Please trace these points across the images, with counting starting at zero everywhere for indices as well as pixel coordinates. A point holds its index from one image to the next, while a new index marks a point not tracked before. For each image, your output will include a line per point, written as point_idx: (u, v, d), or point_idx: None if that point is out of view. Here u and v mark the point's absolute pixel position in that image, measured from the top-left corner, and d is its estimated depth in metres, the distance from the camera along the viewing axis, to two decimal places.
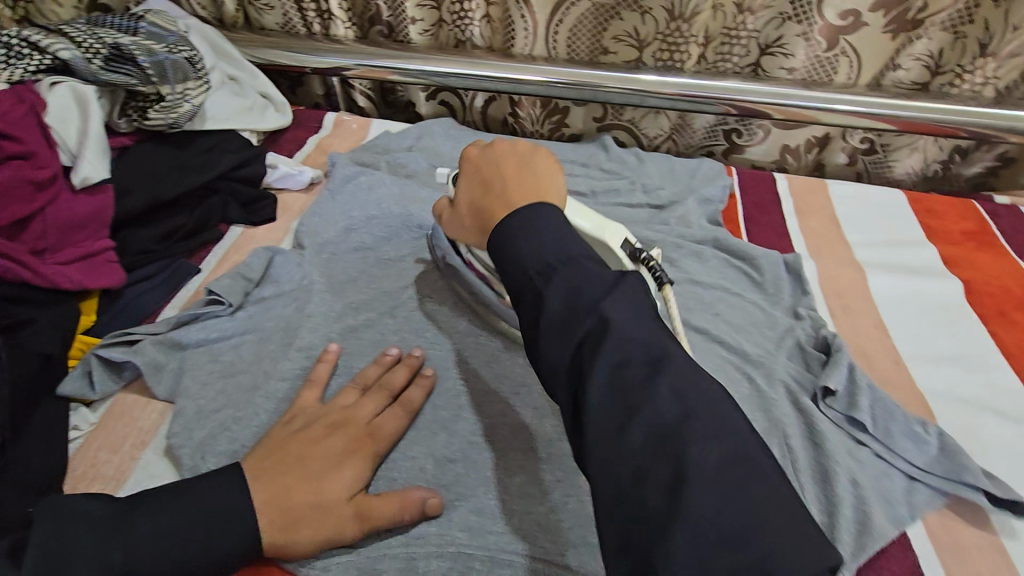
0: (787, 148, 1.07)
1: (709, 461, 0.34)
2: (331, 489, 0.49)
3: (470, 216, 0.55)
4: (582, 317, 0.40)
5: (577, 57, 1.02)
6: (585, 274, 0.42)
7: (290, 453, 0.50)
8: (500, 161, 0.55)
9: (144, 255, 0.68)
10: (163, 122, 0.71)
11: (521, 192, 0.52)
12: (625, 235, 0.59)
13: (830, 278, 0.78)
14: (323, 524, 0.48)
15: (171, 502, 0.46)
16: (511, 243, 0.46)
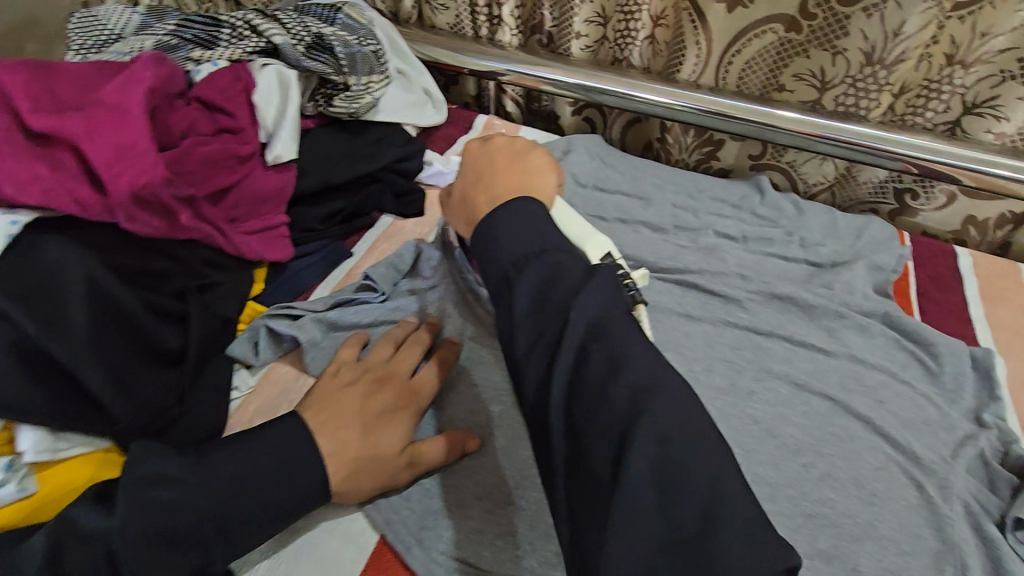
0: (971, 219, 0.94)
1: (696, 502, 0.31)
2: (386, 442, 0.49)
3: (456, 202, 0.53)
4: (604, 375, 0.36)
5: (746, 91, 0.95)
6: (602, 323, 0.38)
7: (343, 404, 0.50)
8: (495, 155, 0.53)
9: (309, 233, 0.72)
10: (345, 111, 0.75)
11: (509, 185, 0.51)
12: (609, 249, 0.49)
13: (1022, 384, 0.67)
14: (378, 477, 0.49)
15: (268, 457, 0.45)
16: (490, 233, 0.44)
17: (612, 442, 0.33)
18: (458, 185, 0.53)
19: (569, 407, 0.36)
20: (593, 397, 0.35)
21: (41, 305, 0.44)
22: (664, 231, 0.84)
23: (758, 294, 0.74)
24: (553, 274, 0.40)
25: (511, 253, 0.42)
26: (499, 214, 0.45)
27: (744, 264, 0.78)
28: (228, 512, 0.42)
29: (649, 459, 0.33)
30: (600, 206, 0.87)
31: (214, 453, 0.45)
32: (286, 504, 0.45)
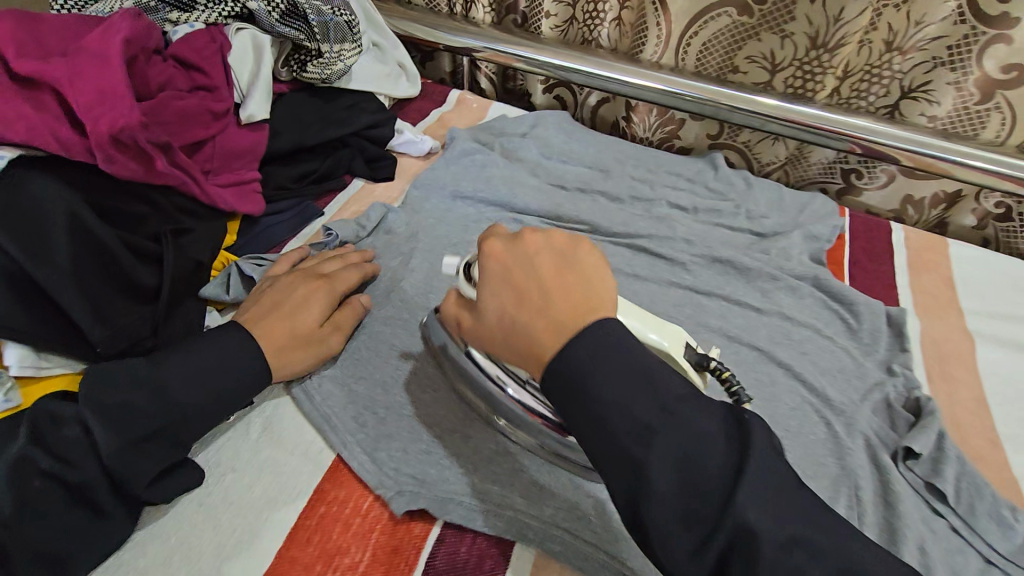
0: (910, 199, 1.01)
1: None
2: (304, 319, 0.58)
3: (502, 326, 0.46)
4: (711, 496, 0.36)
5: (705, 72, 1.01)
6: (692, 435, 0.37)
7: (264, 300, 0.58)
8: (536, 260, 0.46)
9: (280, 192, 0.76)
10: (317, 76, 0.80)
11: (569, 306, 0.43)
12: (688, 339, 0.53)
13: (934, 341, 0.74)
14: (307, 348, 0.57)
15: (221, 358, 0.51)
16: (583, 371, 0.40)
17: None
18: (495, 305, 0.46)
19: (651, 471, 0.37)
20: (714, 531, 0.35)
21: (21, 231, 0.48)
22: (619, 201, 0.89)
23: (701, 258, 0.80)
24: (633, 380, 0.39)
25: (586, 368, 0.40)
26: (575, 350, 0.40)
27: (691, 231, 0.84)
28: (183, 401, 0.48)
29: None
30: (562, 176, 0.92)
31: (171, 355, 0.50)
32: (236, 390, 0.51)
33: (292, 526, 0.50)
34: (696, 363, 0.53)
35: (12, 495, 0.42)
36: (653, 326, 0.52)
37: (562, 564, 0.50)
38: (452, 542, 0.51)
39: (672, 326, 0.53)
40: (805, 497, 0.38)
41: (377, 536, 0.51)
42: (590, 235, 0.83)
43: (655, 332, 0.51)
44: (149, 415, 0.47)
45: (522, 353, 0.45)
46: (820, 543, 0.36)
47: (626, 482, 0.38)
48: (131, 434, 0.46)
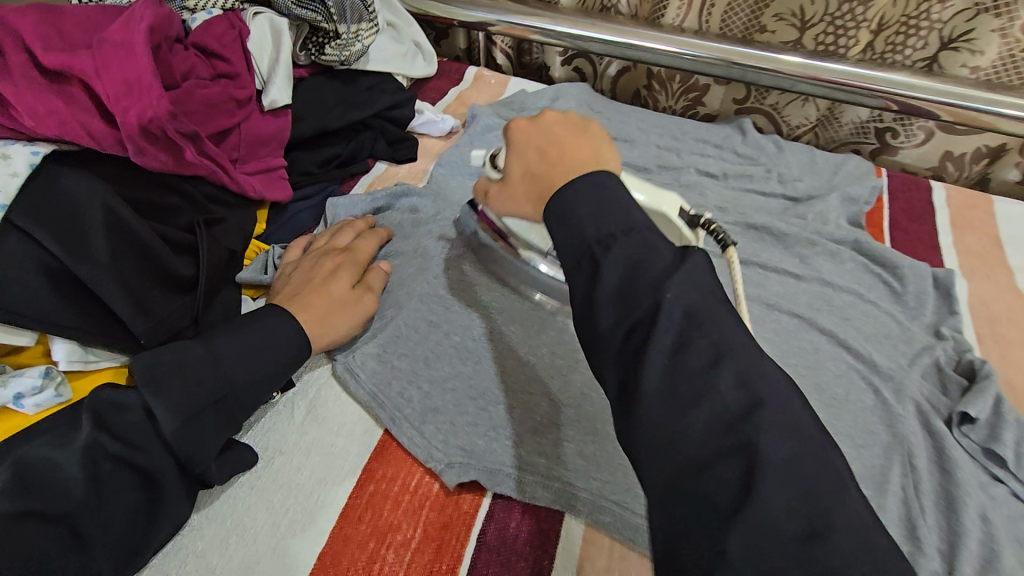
0: (949, 155, 0.97)
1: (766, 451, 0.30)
2: (337, 290, 0.59)
3: (522, 180, 0.48)
4: (652, 297, 0.35)
5: (730, 33, 0.97)
6: (649, 250, 0.37)
7: (297, 283, 0.59)
8: (556, 133, 0.48)
9: (305, 177, 0.76)
10: (336, 59, 0.78)
11: (580, 160, 0.45)
12: (680, 203, 0.56)
13: (982, 301, 0.72)
14: (346, 313, 0.58)
15: (268, 337, 0.52)
16: (569, 210, 0.40)
17: (661, 366, 0.33)
18: (518, 163, 0.49)
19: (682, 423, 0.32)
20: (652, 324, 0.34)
21: (60, 229, 0.48)
22: (647, 170, 0.87)
23: (735, 225, 0.78)
24: (609, 211, 0.39)
25: (572, 208, 0.40)
26: (570, 192, 0.41)
27: (723, 198, 0.82)
28: (237, 380, 0.50)
29: (706, 385, 0.32)
30: None
31: (216, 336, 0.51)
32: (280, 372, 0.52)
33: (344, 505, 0.51)
34: (688, 223, 0.56)
35: (84, 475, 0.43)
36: (646, 191, 0.54)
37: (611, 536, 0.50)
38: (500, 518, 0.51)
39: (669, 195, 0.55)
40: (804, 416, 0.32)
41: (427, 513, 0.51)
42: None
43: (647, 196, 0.54)
44: (207, 395, 0.48)
45: (536, 200, 0.47)
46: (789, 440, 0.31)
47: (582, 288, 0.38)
48: (191, 414, 0.47)
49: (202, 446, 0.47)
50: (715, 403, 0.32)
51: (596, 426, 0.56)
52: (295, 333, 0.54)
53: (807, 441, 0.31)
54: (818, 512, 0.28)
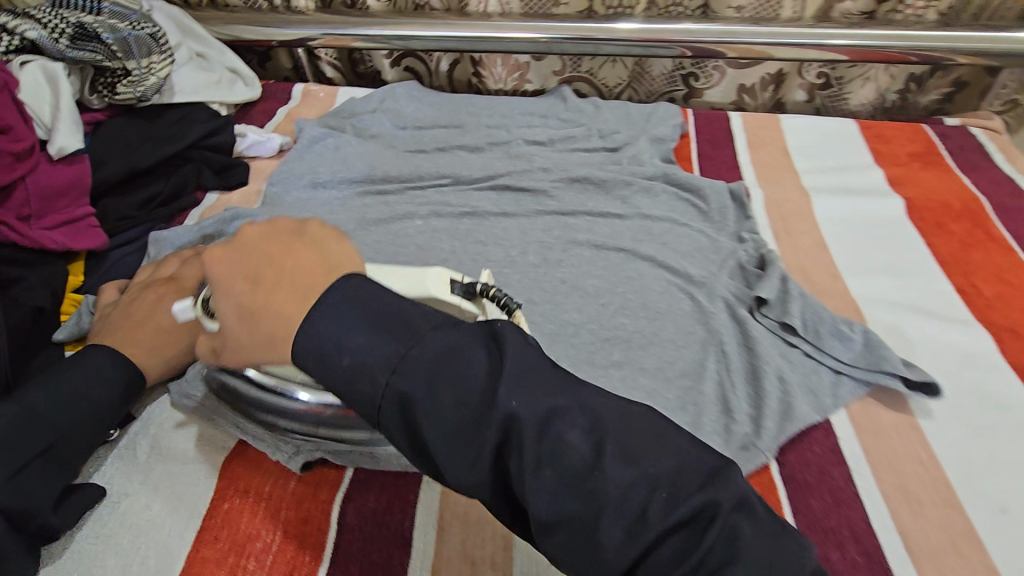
0: (743, 88, 1.10)
1: (576, 437, 0.34)
2: (157, 317, 0.58)
3: (245, 329, 0.41)
4: (486, 415, 0.34)
5: (531, 11, 1.04)
6: (451, 351, 0.36)
7: (117, 317, 0.59)
8: (264, 247, 0.42)
9: (124, 222, 0.74)
10: (132, 96, 0.76)
11: (310, 279, 0.40)
12: (450, 273, 0.49)
13: (776, 204, 0.82)
14: (167, 334, 0.58)
15: (88, 370, 0.52)
16: (333, 338, 0.37)
17: (525, 467, 0.33)
18: (225, 313, 0.41)
19: (505, 461, 0.34)
20: (496, 442, 0.33)
21: None
22: (479, 150, 0.91)
23: (561, 181, 0.84)
24: (389, 328, 0.37)
25: (342, 334, 0.37)
26: (321, 321, 0.38)
27: (549, 161, 0.88)
28: (61, 423, 0.49)
29: (567, 453, 0.33)
30: (419, 142, 0.93)
31: (31, 386, 0.50)
32: (110, 405, 0.53)
33: (197, 530, 0.50)
34: (466, 293, 0.49)
35: None
36: (404, 279, 0.48)
37: None
38: (358, 496, 0.52)
39: (432, 269, 0.48)
40: (656, 417, 0.37)
41: (285, 513, 0.51)
42: (453, 187, 0.84)
43: (403, 285, 0.47)
44: (28, 443, 0.47)
45: (265, 345, 0.40)
46: (594, 416, 0.35)
47: (404, 423, 0.36)
48: (11, 464, 0.46)
49: (31, 490, 0.46)
50: (580, 474, 0.33)
51: None
52: (119, 367, 0.54)
53: (597, 411, 0.35)
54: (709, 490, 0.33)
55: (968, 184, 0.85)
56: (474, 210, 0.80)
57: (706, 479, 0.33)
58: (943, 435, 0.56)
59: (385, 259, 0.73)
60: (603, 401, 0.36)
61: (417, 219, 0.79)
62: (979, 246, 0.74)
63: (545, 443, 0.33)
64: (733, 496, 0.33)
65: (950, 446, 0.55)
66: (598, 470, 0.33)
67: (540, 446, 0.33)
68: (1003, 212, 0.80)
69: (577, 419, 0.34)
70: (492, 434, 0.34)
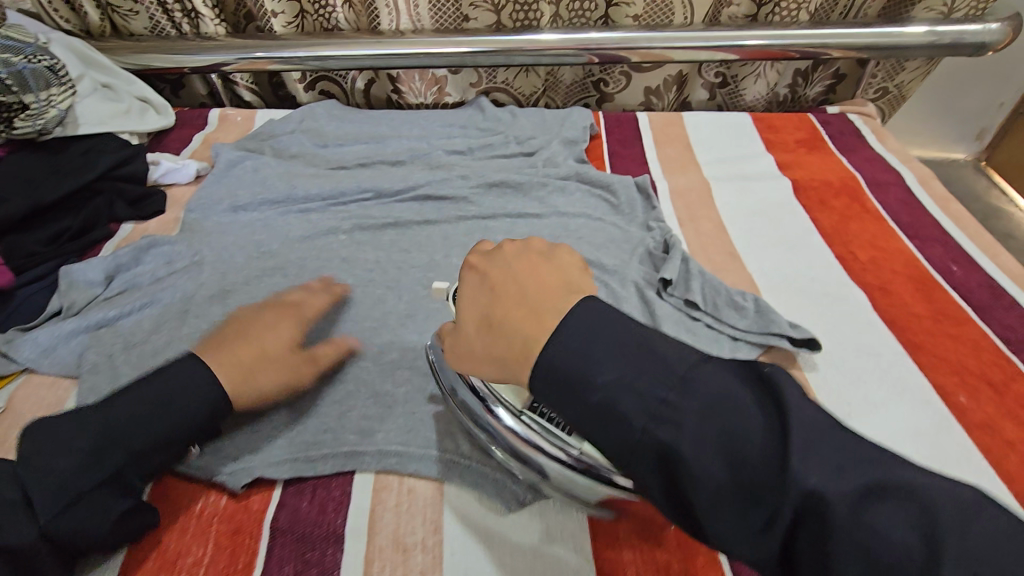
0: (649, 90, 1.18)
1: (882, 515, 0.31)
2: (274, 347, 0.58)
3: (480, 331, 0.44)
4: (772, 481, 0.32)
5: (443, 27, 1.08)
6: (722, 406, 0.35)
7: (234, 333, 0.58)
8: (513, 263, 0.47)
9: (32, 258, 0.72)
10: (31, 129, 0.77)
11: (547, 289, 0.43)
12: None
13: (680, 193, 0.89)
14: (278, 376, 0.57)
15: (159, 390, 0.51)
16: (583, 365, 0.38)
17: (828, 545, 0.30)
18: (477, 307, 0.45)
19: (799, 537, 0.31)
20: (791, 516, 0.31)
21: None
22: (400, 163, 0.94)
23: (480, 187, 0.87)
24: (642, 363, 0.37)
25: (595, 367, 0.37)
26: (568, 334, 0.39)
27: (468, 169, 0.91)
28: (135, 444, 0.48)
29: (881, 541, 0.30)
30: (340, 159, 0.94)
31: (118, 399, 0.50)
32: (177, 429, 0.50)
33: (125, 554, 0.50)
34: None
35: None
36: None
37: (400, 473, 0.56)
38: (292, 502, 0.54)
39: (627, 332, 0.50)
40: (967, 493, 0.32)
41: (215, 528, 0.51)
42: (376, 200, 0.86)
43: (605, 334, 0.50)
44: (95, 465, 0.46)
45: (497, 351, 0.43)
46: (911, 496, 0.31)
47: (663, 476, 0.35)
48: (75, 488, 0.45)
49: (91, 518, 0.46)
50: (900, 562, 0.30)
51: (375, 388, 0.61)
52: (201, 391, 0.52)
53: (908, 485, 0.32)
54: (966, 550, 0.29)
55: (846, 164, 0.94)
56: (397, 220, 0.82)
57: None
58: (826, 385, 0.62)
59: (311, 273, 0.74)
60: (912, 474, 0.33)
61: (340, 233, 0.80)
62: (856, 218, 0.83)
63: (853, 517, 0.30)
64: None
65: (832, 394, 0.62)
66: (912, 560, 0.29)
67: (829, 521, 0.30)
68: (875, 187, 0.89)
69: (876, 491, 0.31)
70: (782, 506, 0.31)
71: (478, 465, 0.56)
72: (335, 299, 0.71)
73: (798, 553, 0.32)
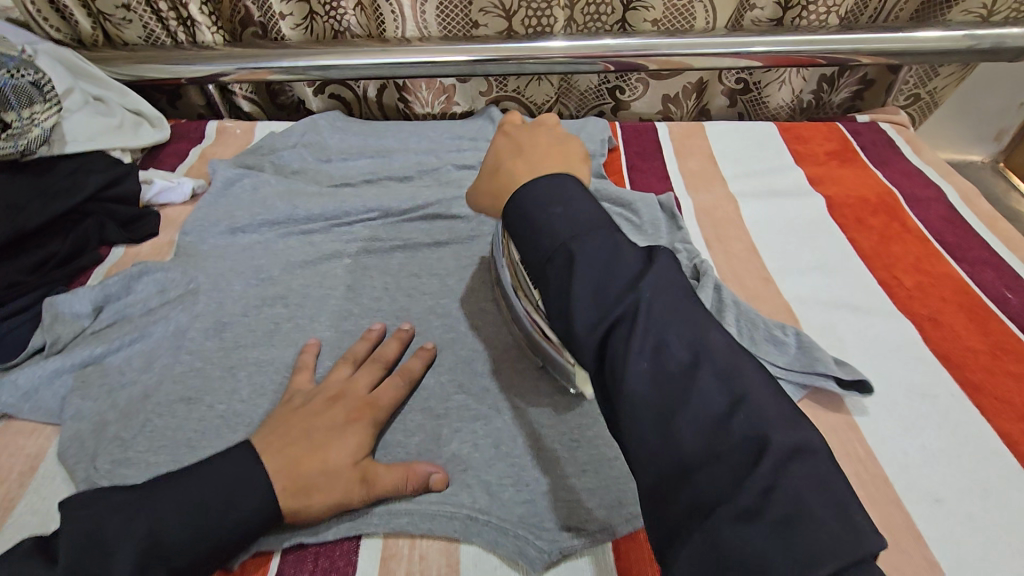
0: (668, 97, 1.12)
1: (688, 353, 0.39)
2: (335, 455, 0.50)
3: (487, 174, 0.56)
4: (623, 298, 0.41)
5: (451, 35, 1.03)
6: (622, 255, 0.43)
7: (297, 428, 0.51)
8: (536, 137, 0.56)
9: (15, 288, 0.67)
10: (13, 150, 0.70)
11: (547, 164, 0.53)
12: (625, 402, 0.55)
13: (706, 211, 0.83)
14: (330, 492, 0.49)
15: (205, 485, 0.45)
16: (536, 210, 0.47)
17: (629, 346, 0.39)
18: (495, 157, 0.56)
19: (613, 342, 0.40)
20: (620, 318, 0.41)
21: None
22: (408, 178, 0.88)
23: None
24: (578, 219, 0.45)
25: (541, 209, 0.47)
26: (534, 195, 0.48)
27: None
28: (176, 560, 0.43)
29: (670, 360, 0.39)
30: (344, 175, 0.89)
31: (164, 491, 0.45)
32: (221, 545, 0.44)
33: None
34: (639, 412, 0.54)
35: None
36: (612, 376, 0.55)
37: (412, 536, 0.50)
38: (292, 572, 0.48)
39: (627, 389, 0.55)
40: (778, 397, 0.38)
41: None
42: (382, 220, 0.81)
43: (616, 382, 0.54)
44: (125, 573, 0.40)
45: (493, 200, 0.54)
46: (723, 360, 0.39)
47: (553, 286, 0.44)
48: None
49: None
50: (675, 376, 0.38)
51: (383, 436, 0.56)
52: (261, 501, 0.46)
53: (726, 356, 0.40)
54: (740, 416, 0.36)
55: (882, 178, 0.89)
56: (405, 243, 0.77)
57: (786, 442, 0.35)
58: (877, 431, 0.57)
59: (313, 303, 0.69)
60: (739, 358, 0.40)
61: (345, 257, 0.75)
62: (897, 238, 0.77)
63: (660, 344, 0.39)
64: (786, 446, 0.35)
65: (884, 443, 0.56)
66: (694, 387, 0.38)
67: (648, 344, 0.39)
68: (915, 203, 0.84)
69: (699, 349, 0.39)
70: (616, 317, 0.41)
71: (497, 528, 0.50)
72: (340, 332, 0.66)
73: (612, 356, 0.40)
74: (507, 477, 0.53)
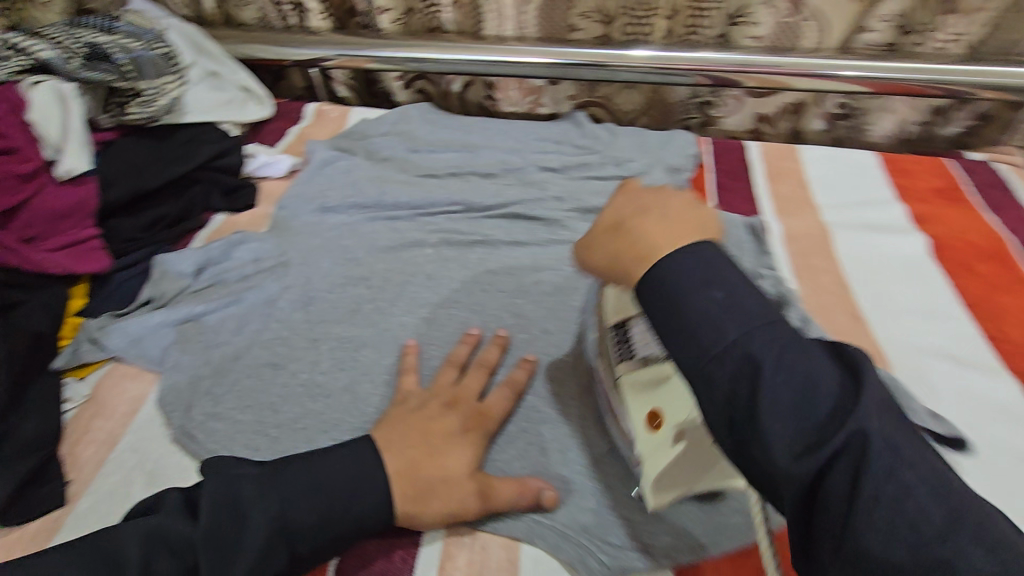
0: (762, 117, 1.08)
1: (923, 488, 0.31)
2: (454, 464, 0.50)
3: (609, 231, 0.47)
4: (827, 422, 0.33)
5: (548, 36, 1.02)
6: (807, 363, 0.36)
7: (415, 430, 0.52)
8: (669, 200, 0.46)
9: (131, 243, 0.73)
10: (143, 117, 0.78)
11: (688, 227, 0.44)
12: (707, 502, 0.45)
13: (795, 238, 0.80)
14: (449, 500, 0.49)
15: (331, 471, 0.47)
16: (677, 291, 0.40)
17: (854, 476, 0.31)
18: (620, 207, 0.48)
19: (824, 468, 0.32)
20: (836, 445, 0.32)
21: None
22: (491, 176, 0.90)
23: (575, 211, 0.82)
24: (739, 310, 0.38)
25: (686, 288, 0.40)
26: (681, 267, 0.41)
27: (563, 189, 0.86)
28: (299, 545, 0.44)
29: (906, 501, 0.31)
30: (431, 167, 0.91)
31: (292, 468, 0.47)
32: (340, 539, 0.45)
33: None
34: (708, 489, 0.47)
35: None
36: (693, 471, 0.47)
37: (473, 525, 0.51)
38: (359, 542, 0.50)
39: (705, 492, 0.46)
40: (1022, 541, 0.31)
41: None
42: (465, 215, 0.82)
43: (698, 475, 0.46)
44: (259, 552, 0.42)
45: (622, 259, 0.44)
46: (961, 501, 0.31)
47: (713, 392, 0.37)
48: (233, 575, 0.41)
49: None
50: (922, 528, 0.30)
51: None
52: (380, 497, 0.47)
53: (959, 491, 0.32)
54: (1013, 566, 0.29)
55: (995, 223, 0.82)
56: (486, 239, 0.78)
57: None
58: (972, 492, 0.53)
59: (394, 288, 0.71)
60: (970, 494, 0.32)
61: (427, 247, 0.77)
62: (1009, 290, 0.72)
63: (888, 477, 0.31)
64: None
65: None
66: (937, 535, 0.30)
67: (866, 469, 0.32)
68: None
69: (929, 479, 0.32)
70: (817, 436, 0.33)
71: (559, 531, 0.50)
72: (418, 319, 0.68)
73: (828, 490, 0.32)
74: (572, 483, 0.53)
